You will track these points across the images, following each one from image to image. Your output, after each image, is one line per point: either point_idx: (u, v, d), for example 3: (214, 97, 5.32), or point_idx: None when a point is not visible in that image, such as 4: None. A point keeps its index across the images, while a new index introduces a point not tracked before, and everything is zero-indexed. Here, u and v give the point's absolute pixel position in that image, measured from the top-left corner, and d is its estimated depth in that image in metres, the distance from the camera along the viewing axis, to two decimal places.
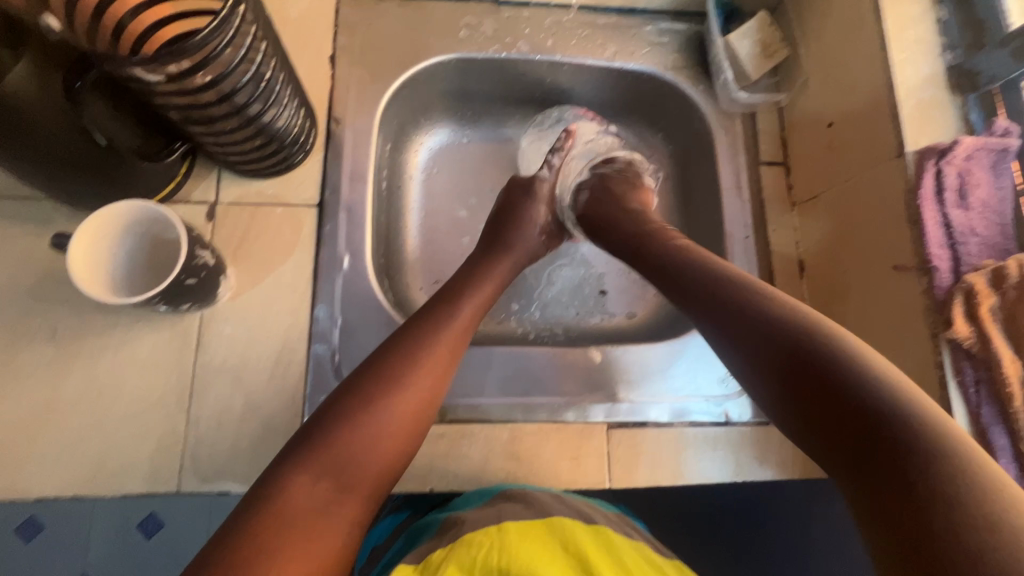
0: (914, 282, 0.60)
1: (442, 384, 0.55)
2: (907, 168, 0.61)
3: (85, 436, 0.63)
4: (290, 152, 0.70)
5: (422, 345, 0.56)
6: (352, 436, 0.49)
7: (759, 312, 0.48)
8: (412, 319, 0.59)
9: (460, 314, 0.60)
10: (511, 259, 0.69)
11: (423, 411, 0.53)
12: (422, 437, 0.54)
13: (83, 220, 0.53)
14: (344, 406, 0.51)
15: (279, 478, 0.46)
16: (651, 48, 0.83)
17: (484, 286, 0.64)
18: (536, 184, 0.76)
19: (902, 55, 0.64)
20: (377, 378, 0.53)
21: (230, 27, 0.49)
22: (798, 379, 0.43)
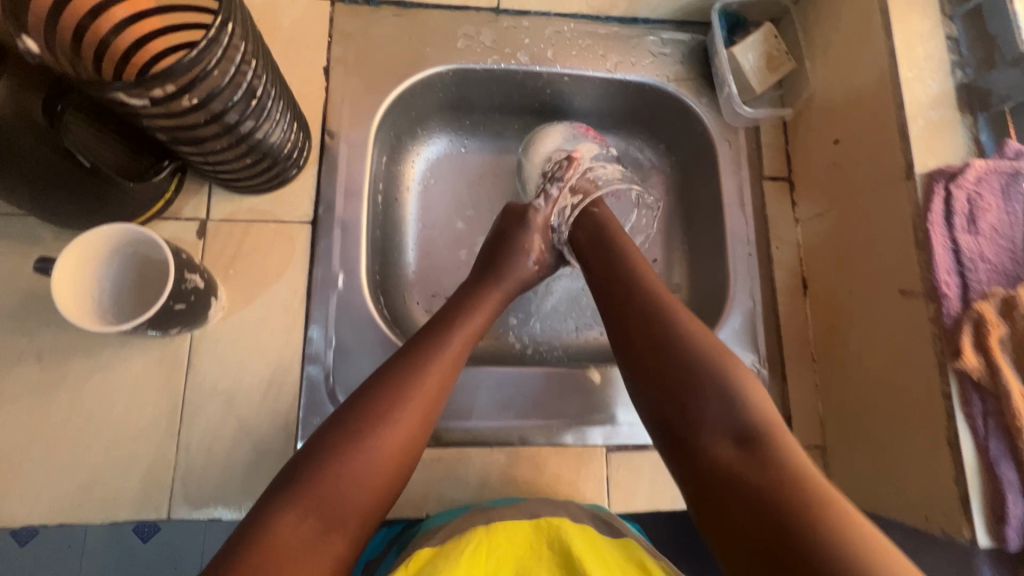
0: (921, 309, 0.58)
1: (431, 416, 0.55)
2: (917, 190, 0.60)
3: (72, 461, 0.61)
4: (284, 167, 0.68)
5: (414, 378, 0.55)
6: (341, 473, 0.48)
7: (715, 384, 0.52)
8: (404, 350, 0.58)
9: (451, 344, 0.59)
10: (504, 283, 0.68)
11: (414, 444, 0.53)
12: (412, 466, 0.53)
13: (85, 235, 0.52)
14: (334, 441, 0.50)
15: (267, 516, 0.45)
16: (653, 59, 0.81)
17: (477, 315, 0.63)
18: (530, 214, 0.72)
19: (911, 73, 0.62)
20: (366, 408, 0.52)
21: (217, 48, 0.47)
22: (738, 453, 0.48)
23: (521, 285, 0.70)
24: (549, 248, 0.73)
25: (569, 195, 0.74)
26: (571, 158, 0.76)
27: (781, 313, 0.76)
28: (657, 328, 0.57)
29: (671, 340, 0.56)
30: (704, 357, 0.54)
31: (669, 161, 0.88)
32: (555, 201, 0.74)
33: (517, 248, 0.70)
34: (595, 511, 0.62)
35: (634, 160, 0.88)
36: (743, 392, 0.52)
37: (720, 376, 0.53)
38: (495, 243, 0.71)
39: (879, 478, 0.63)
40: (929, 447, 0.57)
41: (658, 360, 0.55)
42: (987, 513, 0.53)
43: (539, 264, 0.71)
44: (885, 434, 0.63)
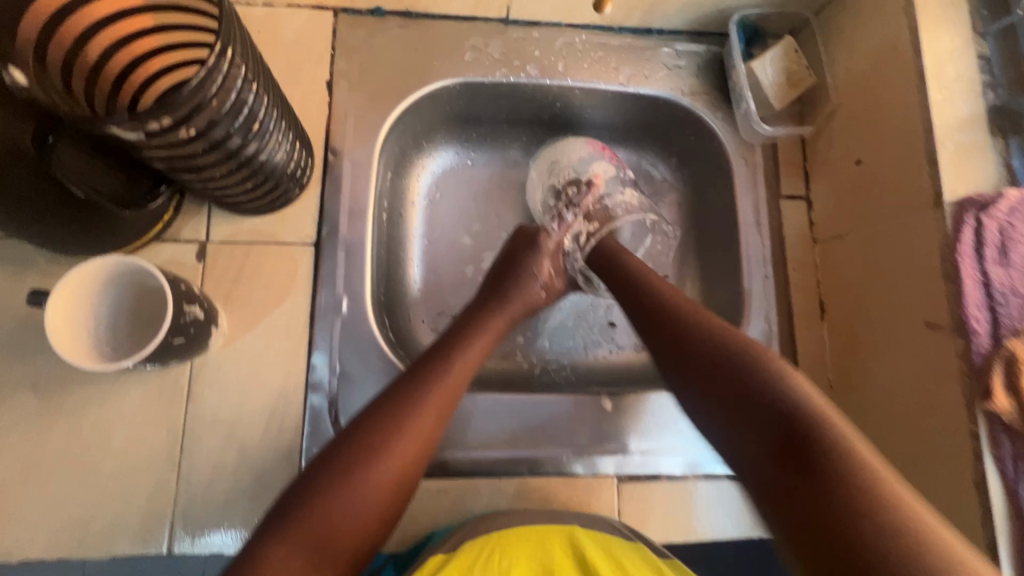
0: (948, 344, 0.56)
1: (427, 449, 0.54)
2: (945, 219, 0.57)
3: (69, 494, 0.59)
4: (286, 188, 0.66)
5: (410, 409, 0.54)
6: (331, 505, 0.48)
7: (763, 391, 0.49)
8: (404, 378, 0.56)
9: (451, 373, 0.57)
10: (509, 310, 0.65)
11: (409, 476, 0.52)
12: (406, 500, 0.53)
13: (85, 263, 0.50)
14: (327, 474, 0.49)
15: (261, 549, 0.45)
16: (668, 71, 0.78)
17: (477, 340, 0.61)
18: (544, 237, 0.70)
19: (941, 95, 0.60)
20: (362, 442, 0.51)
21: (216, 76, 0.45)
22: (790, 459, 0.45)
23: (527, 310, 0.68)
24: (560, 274, 0.71)
25: (584, 221, 0.73)
26: (590, 184, 0.75)
27: (798, 338, 0.73)
28: (691, 342, 0.56)
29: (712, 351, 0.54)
30: (750, 366, 0.52)
31: (681, 175, 0.84)
32: (570, 226, 0.73)
33: (525, 274, 0.67)
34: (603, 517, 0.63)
35: (645, 173, 0.85)
36: (798, 393, 0.49)
37: (765, 382, 0.50)
38: (502, 268, 0.68)
39: None
40: (953, 488, 0.56)
41: (699, 376, 0.54)
42: (1014, 559, 0.52)
43: (548, 290, 0.69)
44: (906, 470, 0.61)
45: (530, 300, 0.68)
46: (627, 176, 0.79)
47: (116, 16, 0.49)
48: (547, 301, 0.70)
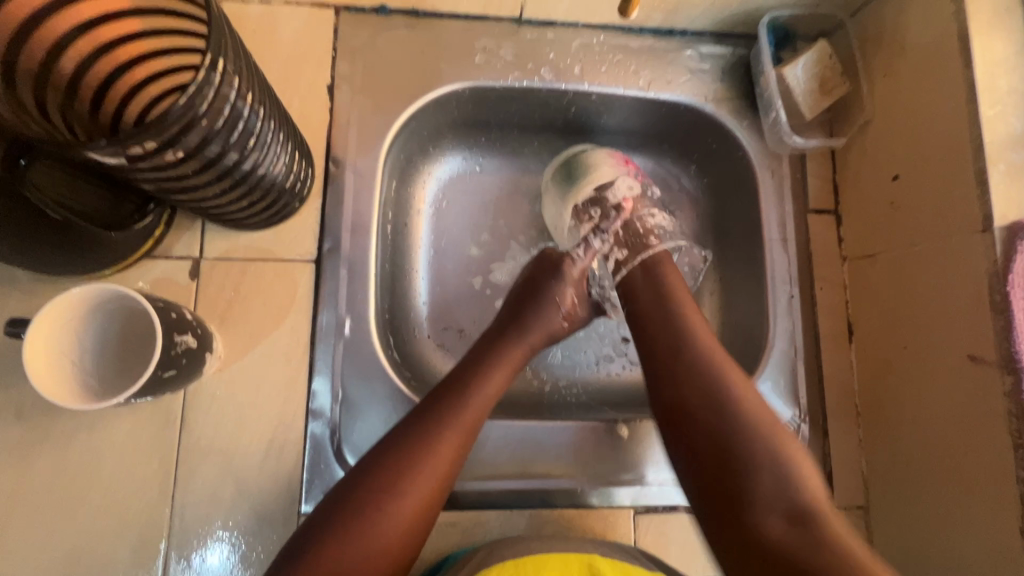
0: (994, 380, 0.53)
1: (444, 488, 0.50)
2: (995, 246, 0.53)
3: (57, 528, 0.56)
4: (285, 204, 0.62)
5: (425, 446, 0.50)
6: (342, 551, 0.45)
7: (767, 461, 0.49)
8: (419, 411, 0.53)
9: (470, 404, 0.54)
10: (530, 336, 0.62)
11: (425, 517, 0.49)
12: (422, 542, 0.49)
13: (73, 290, 0.47)
14: (336, 517, 0.46)
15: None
16: (691, 76, 0.73)
17: (496, 370, 0.57)
18: (567, 265, 0.66)
19: (993, 109, 0.55)
20: (373, 480, 0.48)
21: (207, 91, 0.40)
22: (785, 524, 0.46)
23: (547, 338, 0.64)
24: (583, 302, 0.67)
25: (614, 246, 0.68)
26: (621, 208, 0.70)
27: (824, 362, 0.69)
28: (689, 388, 0.53)
29: (721, 398, 0.52)
30: (757, 421, 0.51)
31: (702, 184, 0.80)
32: (596, 251, 0.69)
33: (547, 301, 0.64)
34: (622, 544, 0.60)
35: (664, 182, 0.81)
36: (794, 461, 0.49)
37: (769, 442, 0.50)
38: (523, 292, 0.65)
39: (931, 554, 0.59)
40: (997, 532, 0.53)
41: (705, 420, 0.51)
42: None
43: (569, 319, 0.65)
44: (944, 509, 0.58)
45: (552, 329, 0.64)
46: (654, 193, 0.75)
47: (94, 22, 0.44)
48: (568, 330, 0.66)
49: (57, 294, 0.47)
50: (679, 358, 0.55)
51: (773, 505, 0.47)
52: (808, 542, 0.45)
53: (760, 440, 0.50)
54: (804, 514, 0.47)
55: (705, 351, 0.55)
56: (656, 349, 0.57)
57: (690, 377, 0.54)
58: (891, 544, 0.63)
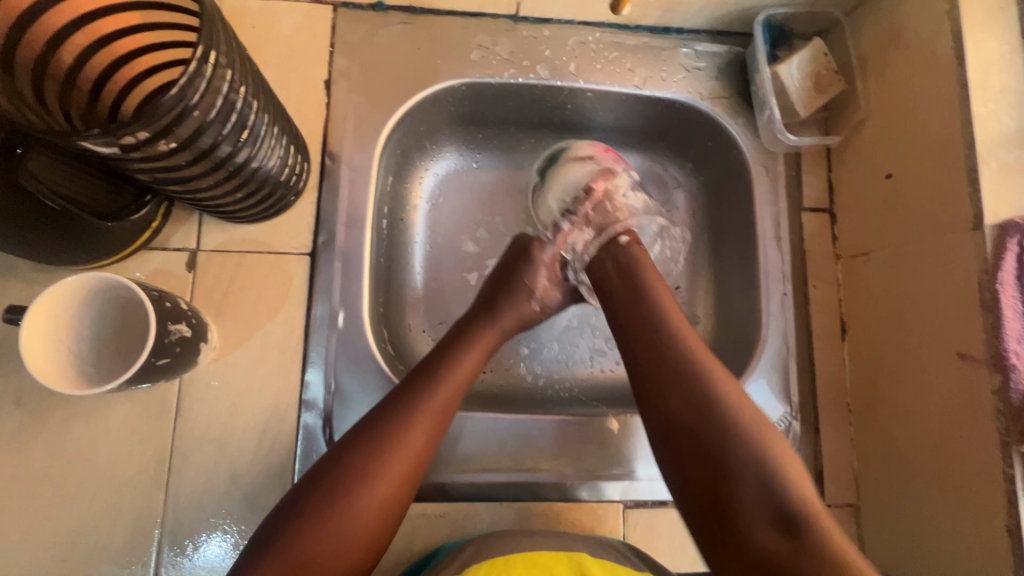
0: (982, 378, 0.53)
1: (418, 469, 0.51)
2: (985, 244, 0.53)
3: (53, 513, 0.57)
4: (280, 196, 0.62)
5: (401, 429, 0.51)
6: (315, 531, 0.45)
7: (753, 463, 0.49)
8: (393, 394, 0.54)
9: (443, 386, 0.54)
10: (501, 319, 0.62)
11: (398, 497, 0.49)
12: (397, 523, 0.50)
13: (73, 276, 0.48)
14: (310, 499, 0.47)
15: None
16: (686, 74, 0.74)
17: (468, 354, 0.58)
18: (536, 248, 0.66)
19: (984, 108, 0.55)
20: (349, 464, 0.48)
21: (199, 82, 0.41)
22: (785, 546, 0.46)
23: (521, 322, 0.65)
24: (557, 284, 0.67)
25: (583, 228, 0.68)
26: (590, 189, 0.70)
27: (815, 360, 0.69)
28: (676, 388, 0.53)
29: (715, 409, 0.51)
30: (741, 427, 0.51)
31: (697, 182, 0.80)
32: (567, 234, 0.68)
33: (518, 287, 0.64)
34: (612, 540, 0.60)
35: (659, 181, 0.80)
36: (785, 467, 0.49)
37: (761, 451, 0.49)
38: (496, 281, 0.66)
39: (919, 553, 0.59)
40: (982, 529, 0.53)
41: (694, 423, 0.51)
42: None
43: (542, 304, 0.66)
44: (932, 507, 0.57)
45: (525, 315, 0.64)
46: (636, 178, 0.75)
47: (93, 15, 0.45)
48: (541, 316, 0.66)
49: (58, 281, 0.48)
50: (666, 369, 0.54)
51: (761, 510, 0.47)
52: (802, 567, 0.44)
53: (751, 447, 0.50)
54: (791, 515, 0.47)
55: (698, 360, 0.55)
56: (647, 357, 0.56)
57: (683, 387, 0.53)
58: (880, 541, 0.63)
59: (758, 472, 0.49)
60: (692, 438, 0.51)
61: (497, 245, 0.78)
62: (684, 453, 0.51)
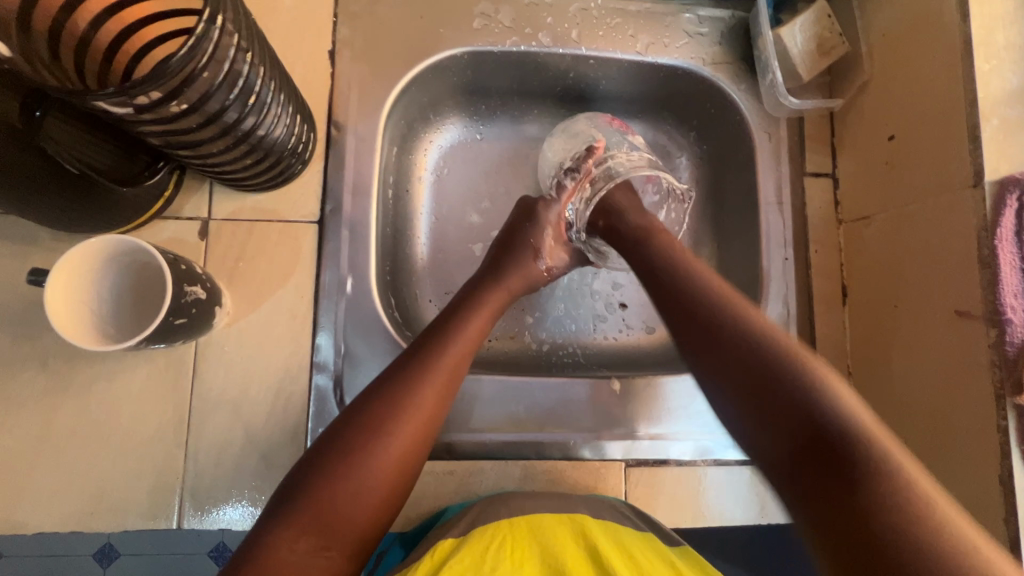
0: (979, 334, 0.54)
1: (430, 429, 0.52)
2: (985, 201, 0.54)
3: (80, 470, 0.60)
4: (289, 164, 0.64)
5: (410, 389, 0.52)
6: (331, 486, 0.46)
7: (804, 390, 0.43)
8: (403, 358, 0.55)
9: (451, 351, 0.55)
10: (504, 283, 0.64)
11: (411, 459, 0.50)
12: (412, 480, 0.51)
13: (91, 239, 0.50)
14: (324, 460, 0.48)
15: (266, 531, 0.45)
16: (689, 39, 0.74)
17: (472, 322, 0.59)
18: (541, 208, 0.68)
19: (987, 64, 0.55)
20: (362, 420, 0.50)
21: (207, 45, 0.42)
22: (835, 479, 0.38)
23: (526, 286, 0.66)
24: (562, 246, 0.69)
25: (585, 184, 0.70)
26: (593, 147, 0.70)
27: (816, 323, 0.70)
28: (707, 318, 0.50)
29: (767, 363, 0.45)
30: (784, 354, 0.46)
31: (699, 149, 0.80)
32: (570, 192, 0.70)
33: (524, 249, 0.66)
34: (615, 501, 0.60)
35: (662, 150, 0.80)
36: (855, 417, 0.41)
37: (835, 411, 0.41)
38: (503, 243, 0.67)
39: None
40: (977, 481, 0.54)
41: (726, 350, 0.48)
42: None
43: (549, 265, 0.68)
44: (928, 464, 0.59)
45: (531, 276, 0.66)
46: (640, 142, 0.75)
47: None
48: (548, 278, 0.69)
49: (78, 243, 0.50)
50: (708, 331, 0.50)
51: (820, 465, 0.39)
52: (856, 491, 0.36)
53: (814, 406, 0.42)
54: (858, 463, 0.38)
55: (748, 321, 0.49)
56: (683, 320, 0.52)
57: (727, 342, 0.48)
58: None
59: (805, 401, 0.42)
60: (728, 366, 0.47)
61: (501, 207, 0.79)
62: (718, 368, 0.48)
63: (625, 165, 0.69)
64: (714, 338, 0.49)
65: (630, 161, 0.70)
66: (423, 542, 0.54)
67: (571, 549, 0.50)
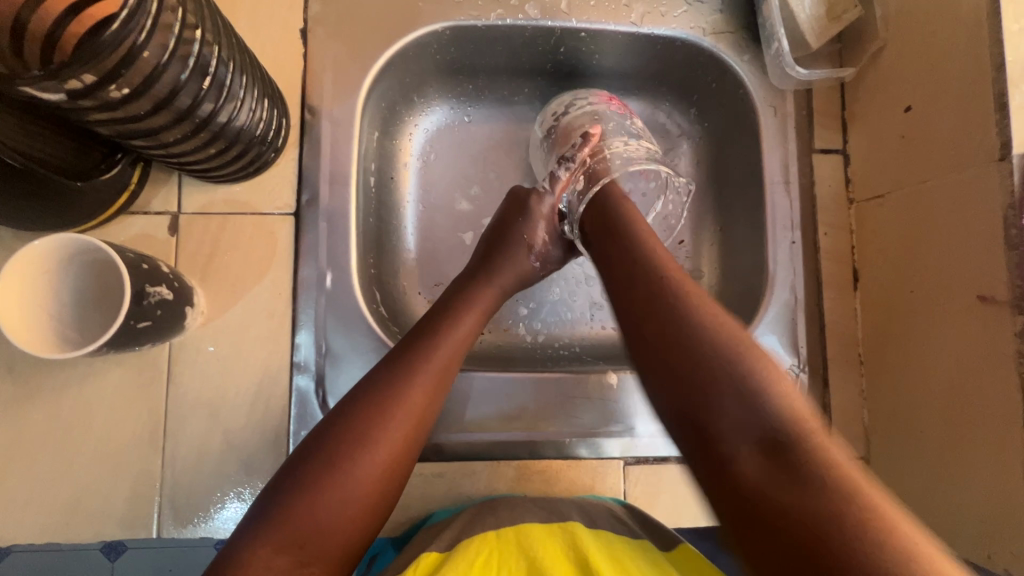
0: (1004, 321, 0.50)
1: (418, 436, 0.49)
2: (1013, 175, 0.49)
3: (54, 480, 0.58)
4: (259, 153, 0.59)
5: (396, 394, 0.48)
6: (313, 499, 0.43)
7: (737, 379, 0.41)
8: (390, 359, 0.51)
9: (439, 351, 0.52)
10: (495, 279, 0.60)
11: (398, 468, 0.47)
12: (398, 493, 0.48)
13: (47, 238, 0.47)
14: (305, 473, 0.44)
15: (238, 546, 0.41)
16: (687, 8, 0.68)
17: (465, 320, 0.55)
18: (534, 202, 0.64)
19: (1017, 25, 0.50)
20: (345, 428, 0.46)
21: (144, 19, 0.38)
22: (778, 475, 0.37)
23: (518, 282, 0.62)
24: (556, 241, 0.65)
25: (580, 175, 0.65)
26: (587, 134, 0.66)
27: (826, 310, 0.66)
28: (646, 284, 0.49)
29: (689, 342, 0.44)
30: (708, 331, 0.44)
31: (700, 128, 0.75)
32: (564, 182, 0.65)
33: (517, 243, 0.62)
34: (611, 505, 0.57)
35: (661, 129, 0.76)
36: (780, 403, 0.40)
37: (764, 402, 0.40)
38: (492, 235, 0.63)
39: (931, 509, 0.57)
40: (1001, 477, 0.50)
41: (655, 324, 0.46)
42: None
43: (541, 260, 0.64)
44: (944, 460, 0.55)
45: (522, 271, 0.62)
46: (637, 126, 0.70)
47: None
48: (540, 272, 0.65)
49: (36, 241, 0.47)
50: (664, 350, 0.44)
51: (773, 487, 0.37)
52: (799, 491, 0.36)
53: (752, 402, 0.40)
54: (797, 463, 0.37)
55: (704, 322, 0.45)
56: (639, 322, 0.47)
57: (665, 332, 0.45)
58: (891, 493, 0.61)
59: (727, 384, 0.41)
60: (657, 343, 0.45)
61: (493, 192, 0.74)
62: (646, 342, 0.46)
63: (625, 157, 0.65)
64: (679, 353, 0.44)
65: (631, 153, 0.65)
66: (409, 550, 0.51)
67: (559, 562, 0.47)
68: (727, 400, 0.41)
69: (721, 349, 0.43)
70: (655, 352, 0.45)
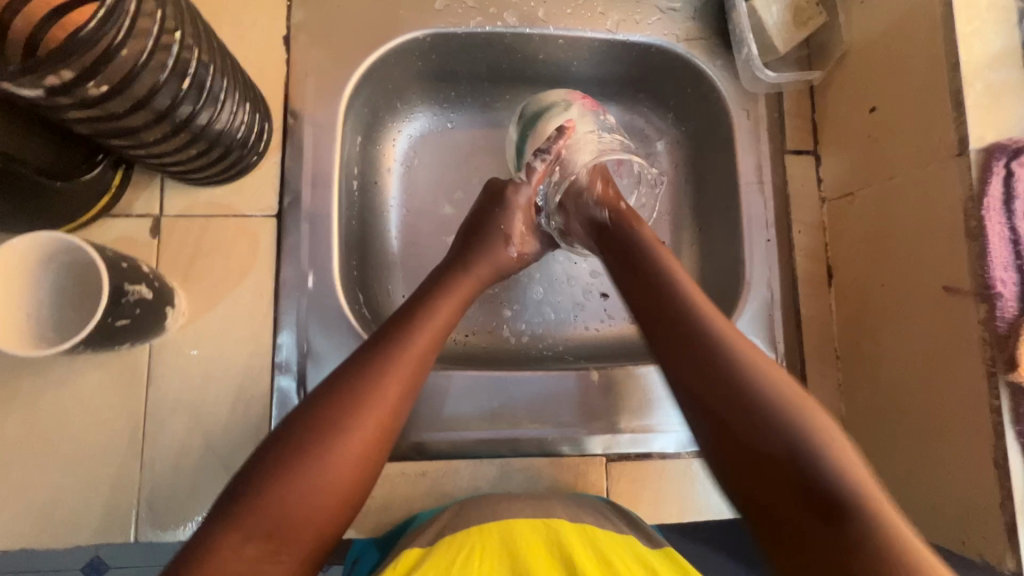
0: (968, 310, 0.51)
1: (393, 426, 0.49)
2: (970, 169, 0.51)
3: (29, 485, 0.57)
4: (240, 156, 0.60)
5: (371, 383, 0.48)
6: (283, 488, 0.43)
7: (766, 398, 0.44)
8: (366, 348, 0.51)
9: (416, 341, 0.52)
10: (472, 273, 0.60)
11: (372, 457, 0.47)
12: (371, 484, 0.47)
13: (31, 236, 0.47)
14: (276, 460, 0.44)
15: (207, 536, 0.41)
16: (660, 16, 0.71)
17: (441, 308, 0.56)
18: (510, 192, 0.65)
19: (969, 25, 0.52)
20: (318, 418, 0.46)
21: (123, 18, 0.39)
22: (808, 499, 0.40)
23: (495, 275, 0.63)
24: (532, 233, 0.67)
25: (555, 167, 0.66)
26: (563, 127, 0.65)
27: (802, 306, 0.67)
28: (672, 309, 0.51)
29: (720, 366, 0.46)
30: (736, 355, 0.47)
31: (678, 132, 0.77)
32: (540, 174, 0.66)
33: (494, 235, 0.64)
34: (595, 500, 0.58)
35: (641, 135, 0.78)
36: (808, 426, 0.43)
37: (794, 427, 0.42)
38: (469, 230, 0.64)
39: (908, 499, 0.58)
40: (972, 464, 0.51)
41: (683, 341, 0.49)
42: None
43: (520, 250, 0.65)
44: (918, 449, 0.56)
45: (500, 263, 0.63)
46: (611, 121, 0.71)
47: None
48: (519, 265, 0.66)
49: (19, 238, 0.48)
50: (714, 385, 0.46)
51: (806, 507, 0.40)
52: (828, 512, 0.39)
53: (779, 424, 0.43)
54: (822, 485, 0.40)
55: (728, 345, 0.47)
56: (663, 345, 0.50)
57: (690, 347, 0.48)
58: None
59: (754, 408, 0.44)
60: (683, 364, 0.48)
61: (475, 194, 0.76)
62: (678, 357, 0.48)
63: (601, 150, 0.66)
64: (713, 370, 0.46)
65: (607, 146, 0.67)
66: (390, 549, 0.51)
67: (542, 557, 0.48)
68: (757, 420, 0.43)
69: (751, 377, 0.45)
70: (684, 359, 0.48)
